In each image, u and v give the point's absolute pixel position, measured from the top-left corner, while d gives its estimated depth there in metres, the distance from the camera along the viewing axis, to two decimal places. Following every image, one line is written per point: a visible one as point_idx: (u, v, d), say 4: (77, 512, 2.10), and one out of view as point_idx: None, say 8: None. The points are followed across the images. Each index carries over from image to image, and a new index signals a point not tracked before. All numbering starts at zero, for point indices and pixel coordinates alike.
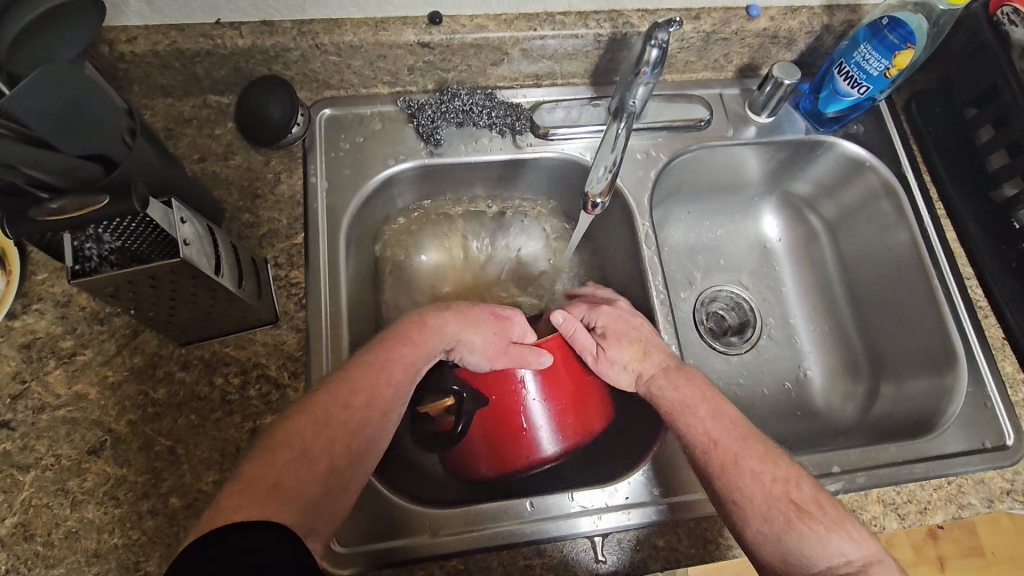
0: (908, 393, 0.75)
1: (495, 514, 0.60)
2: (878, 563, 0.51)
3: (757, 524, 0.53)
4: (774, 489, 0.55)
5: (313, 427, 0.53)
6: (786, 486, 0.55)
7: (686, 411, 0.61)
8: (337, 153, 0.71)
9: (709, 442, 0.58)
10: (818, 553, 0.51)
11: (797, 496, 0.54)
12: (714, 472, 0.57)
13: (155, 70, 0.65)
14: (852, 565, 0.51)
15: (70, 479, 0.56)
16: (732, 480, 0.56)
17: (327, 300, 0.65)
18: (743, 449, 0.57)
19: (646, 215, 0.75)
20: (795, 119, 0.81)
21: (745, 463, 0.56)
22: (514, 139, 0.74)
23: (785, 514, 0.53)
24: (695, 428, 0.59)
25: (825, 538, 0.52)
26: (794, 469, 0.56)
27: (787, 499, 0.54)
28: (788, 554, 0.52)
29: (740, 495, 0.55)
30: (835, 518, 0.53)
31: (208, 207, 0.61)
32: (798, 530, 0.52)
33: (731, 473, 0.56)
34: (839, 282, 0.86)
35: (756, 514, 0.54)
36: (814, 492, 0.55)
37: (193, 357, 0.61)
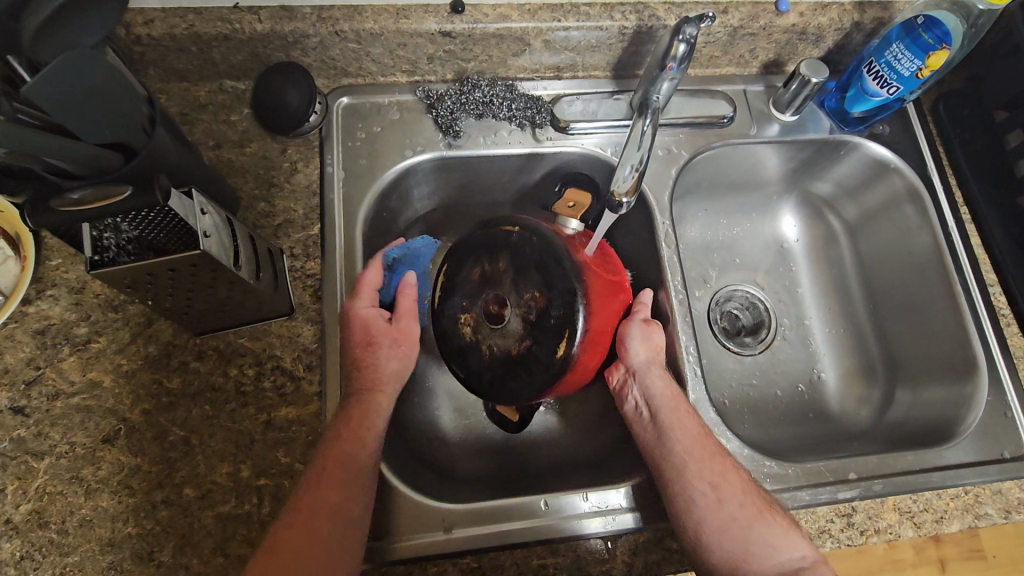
0: (925, 401, 0.74)
1: (507, 512, 0.60)
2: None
3: (732, 508, 0.55)
4: (749, 487, 0.57)
5: (299, 524, 0.51)
6: (755, 485, 0.58)
7: (683, 404, 0.62)
8: (354, 143, 0.70)
9: (702, 431, 0.60)
10: (780, 543, 0.54)
11: (767, 496, 0.58)
12: (699, 454, 0.58)
13: (172, 54, 0.64)
14: (807, 561, 0.54)
15: (84, 467, 0.56)
16: (716, 468, 0.57)
17: (343, 292, 0.64)
18: (721, 448, 0.60)
19: (666, 213, 0.73)
20: (820, 117, 0.80)
21: (727, 458, 0.59)
22: (534, 133, 0.73)
23: (755, 504, 0.56)
24: (689, 416, 0.61)
25: (786, 531, 0.55)
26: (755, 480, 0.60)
27: (758, 494, 0.57)
28: (752, 540, 0.54)
29: (720, 481, 0.57)
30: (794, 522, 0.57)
31: (224, 195, 0.61)
32: (767, 520, 0.55)
33: (717, 460, 0.58)
34: (857, 283, 0.85)
35: (732, 501, 0.56)
36: (773, 496, 0.58)
37: (208, 347, 0.61)
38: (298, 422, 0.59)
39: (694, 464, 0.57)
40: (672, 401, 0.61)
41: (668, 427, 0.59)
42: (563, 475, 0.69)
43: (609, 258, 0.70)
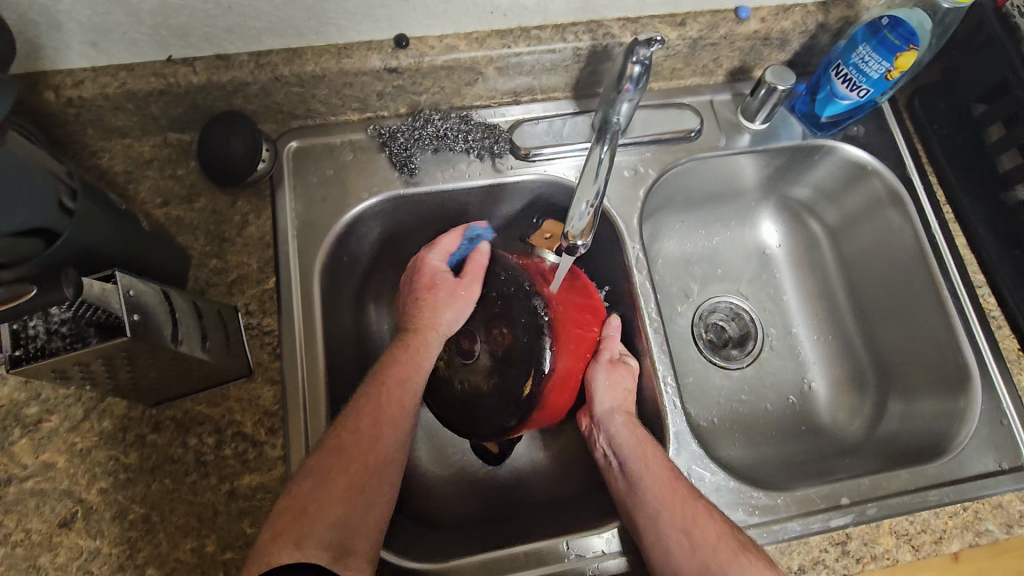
0: (919, 412, 0.72)
1: (487, 568, 0.58)
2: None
3: (705, 554, 0.52)
4: (723, 527, 0.54)
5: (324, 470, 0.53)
6: (730, 526, 0.55)
7: (653, 446, 0.60)
8: (307, 188, 0.68)
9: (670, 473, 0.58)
10: None
11: (744, 538, 0.54)
12: (669, 497, 0.55)
13: (108, 112, 0.61)
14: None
15: (42, 555, 0.54)
16: (685, 512, 0.55)
17: (303, 347, 0.62)
18: (695, 489, 0.57)
19: (637, 237, 0.71)
20: (791, 123, 0.77)
21: (699, 498, 0.56)
22: (494, 163, 0.70)
23: (730, 547, 0.53)
24: (655, 459, 0.58)
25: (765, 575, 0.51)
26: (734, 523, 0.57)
27: (732, 536, 0.54)
28: None
29: (691, 525, 0.54)
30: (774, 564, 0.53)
31: (169, 258, 0.58)
32: (744, 563, 0.52)
33: (687, 503, 0.55)
34: (842, 287, 0.82)
35: (705, 546, 0.53)
36: (753, 540, 0.55)
37: (165, 418, 0.58)
38: (262, 489, 0.57)
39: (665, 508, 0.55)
40: (639, 445, 0.59)
41: (633, 473, 0.58)
42: (547, 515, 0.67)
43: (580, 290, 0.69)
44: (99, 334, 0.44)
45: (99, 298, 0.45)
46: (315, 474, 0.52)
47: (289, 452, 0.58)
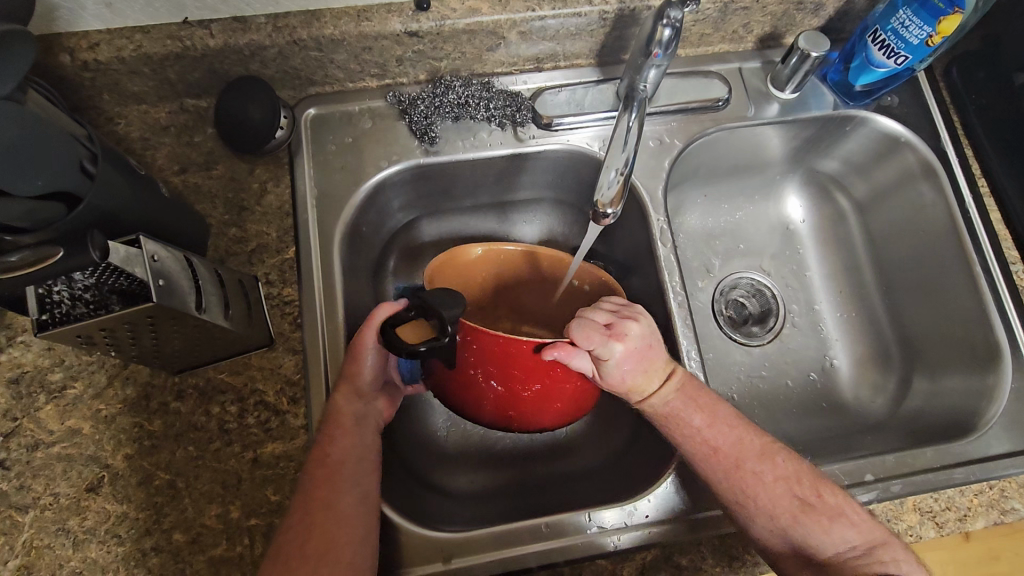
0: (945, 391, 0.70)
1: (507, 538, 0.58)
2: (881, 546, 0.54)
3: (769, 522, 0.55)
4: (777, 487, 0.56)
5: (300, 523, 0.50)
6: (788, 483, 0.56)
7: (687, 417, 0.58)
8: (325, 156, 0.67)
9: (711, 449, 0.57)
10: (824, 539, 0.54)
11: (801, 491, 0.56)
12: (718, 476, 0.56)
13: (124, 77, 0.60)
14: (857, 550, 0.54)
15: (70, 519, 0.54)
16: (738, 487, 0.56)
17: (324, 317, 0.62)
18: (741, 453, 0.57)
19: (661, 209, 0.69)
20: (822, 92, 0.74)
21: (746, 466, 0.56)
22: (515, 132, 0.69)
23: (791, 509, 0.55)
24: (693, 439, 0.58)
25: (828, 527, 0.54)
26: (792, 465, 0.57)
27: (791, 496, 0.56)
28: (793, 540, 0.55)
29: (748, 499, 0.56)
30: (836, 508, 0.55)
31: (188, 226, 0.57)
32: (806, 523, 0.55)
33: (737, 477, 0.56)
34: (868, 262, 0.80)
35: (766, 515, 0.55)
36: (816, 485, 0.56)
37: (188, 386, 0.58)
38: (285, 458, 0.57)
39: (719, 484, 0.56)
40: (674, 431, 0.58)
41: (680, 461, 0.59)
42: (568, 486, 0.67)
43: (481, 364, 0.53)
44: (120, 302, 0.44)
45: (122, 262, 0.44)
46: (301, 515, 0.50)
47: (311, 422, 0.58)
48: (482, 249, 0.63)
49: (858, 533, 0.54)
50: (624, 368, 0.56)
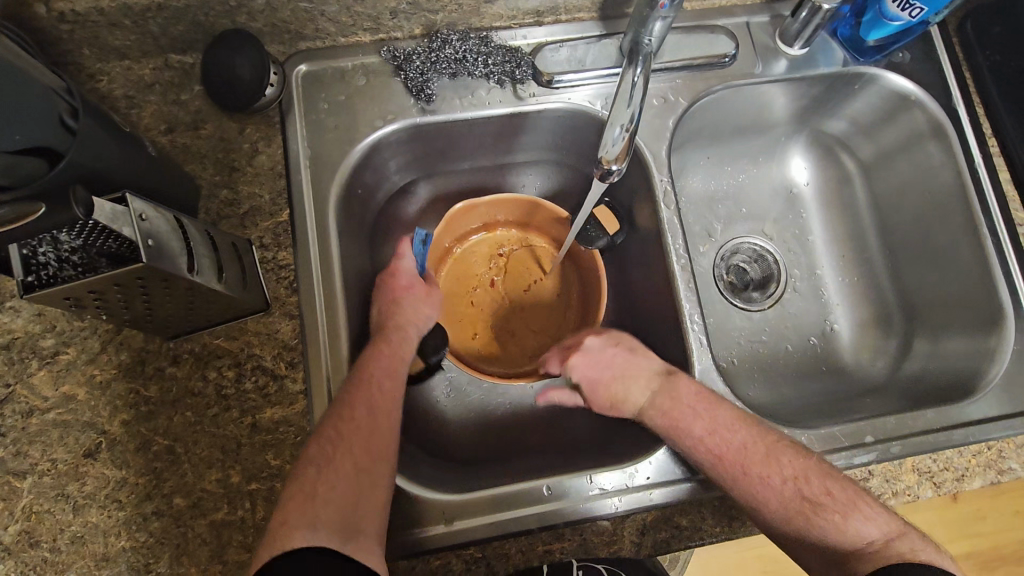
0: (944, 353, 0.70)
1: (509, 502, 0.58)
2: (898, 537, 0.52)
3: (781, 521, 0.55)
4: (785, 490, 0.55)
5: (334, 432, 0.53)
6: (796, 484, 0.55)
7: (688, 426, 0.58)
8: (318, 116, 0.64)
9: (715, 458, 0.57)
10: (834, 537, 0.53)
11: (809, 492, 0.54)
12: (727, 482, 0.56)
13: (104, 30, 0.57)
14: (873, 545, 0.52)
15: (69, 484, 0.54)
16: (746, 489, 0.55)
17: (321, 282, 0.60)
18: (745, 457, 0.56)
19: (665, 169, 0.67)
20: (831, 48, 0.72)
21: (753, 470, 0.55)
22: (515, 90, 0.66)
23: (798, 509, 0.54)
24: (697, 449, 0.57)
25: (841, 525, 0.53)
26: (799, 464, 0.56)
27: (797, 496, 0.54)
28: (807, 536, 0.54)
29: (756, 500, 0.55)
30: (848, 501, 0.54)
31: (178, 188, 0.56)
32: (817, 522, 0.54)
33: (743, 483, 0.56)
34: (871, 226, 0.79)
35: (776, 516, 0.55)
36: (824, 482, 0.55)
37: (183, 351, 0.57)
38: (285, 423, 0.57)
39: (729, 484, 0.56)
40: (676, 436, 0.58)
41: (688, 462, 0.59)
42: (568, 450, 0.67)
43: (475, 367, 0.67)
44: (111, 265, 0.42)
45: (109, 221, 0.42)
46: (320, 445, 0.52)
47: (310, 387, 0.58)
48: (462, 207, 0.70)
49: (872, 527, 0.52)
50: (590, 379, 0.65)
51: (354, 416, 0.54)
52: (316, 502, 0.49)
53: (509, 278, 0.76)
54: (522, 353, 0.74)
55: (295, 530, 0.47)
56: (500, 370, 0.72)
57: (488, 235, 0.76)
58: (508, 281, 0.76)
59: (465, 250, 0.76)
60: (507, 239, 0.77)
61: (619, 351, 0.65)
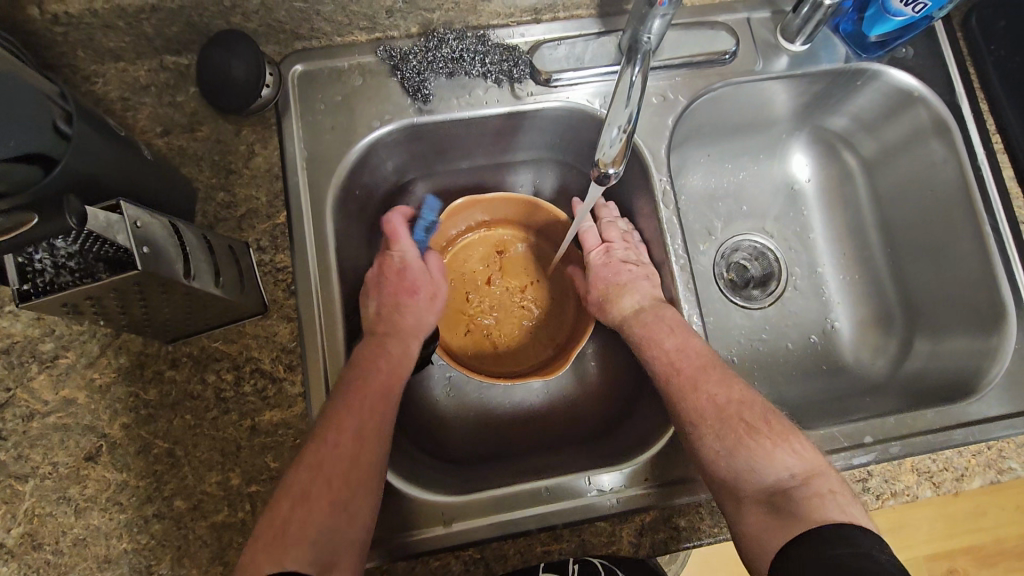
0: (945, 352, 0.70)
1: (506, 503, 0.58)
2: (818, 476, 0.51)
3: (711, 440, 0.54)
4: (728, 410, 0.55)
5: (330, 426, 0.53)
6: (739, 407, 0.55)
7: (657, 339, 0.60)
8: (314, 116, 0.64)
9: (672, 368, 0.58)
10: (761, 462, 0.52)
11: (748, 416, 0.55)
12: (673, 395, 0.57)
13: (98, 32, 0.57)
14: (795, 479, 0.51)
15: (70, 487, 0.54)
16: (691, 404, 0.56)
17: (318, 284, 0.60)
18: (701, 374, 0.57)
19: (664, 168, 0.67)
20: (834, 43, 0.71)
21: (703, 387, 0.56)
22: (512, 88, 0.65)
23: (736, 432, 0.54)
24: (658, 358, 0.59)
25: (771, 454, 0.52)
26: (749, 394, 0.57)
27: (738, 418, 0.55)
28: (737, 461, 0.53)
29: (699, 418, 0.55)
30: (780, 433, 0.54)
31: (174, 192, 0.55)
32: (748, 447, 0.53)
33: (689, 396, 0.56)
34: (873, 223, 0.78)
35: (710, 430, 0.54)
36: (766, 414, 0.55)
37: (182, 354, 0.57)
38: (284, 425, 0.57)
39: (678, 408, 0.57)
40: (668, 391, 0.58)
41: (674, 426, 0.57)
42: (567, 449, 0.67)
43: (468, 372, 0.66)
44: (109, 270, 0.43)
45: (103, 229, 0.42)
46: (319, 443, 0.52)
47: (308, 389, 0.58)
48: (463, 203, 0.69)
49: (795, 458, 0.52)
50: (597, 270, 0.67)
51: (341, 441, 0.52)
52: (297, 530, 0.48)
53: (505, 278, 0.75)
54: (513, 354, 0.73)
55: (291, 528, 0.48)
56: (491, 370, 0.72)
57: (487, 232, 0.76)
58: (504, 281, 0.75)
59: (463, 245, 0.75)
60: (504, 238, 0.76)
61: (626, 252, 0.67)
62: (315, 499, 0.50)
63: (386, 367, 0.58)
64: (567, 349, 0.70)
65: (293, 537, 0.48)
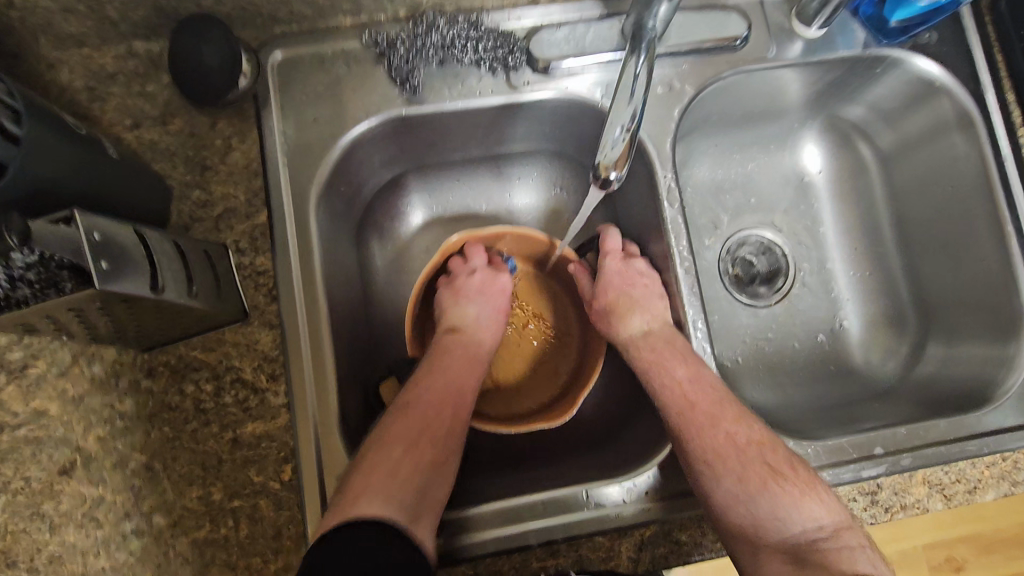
0: (959, 358, 0.67)
1: (502, 518, 0.55)
2: (847, 528, 0.49)
3: (733, 484, 0.51)
4: (748, 451, 0.53)
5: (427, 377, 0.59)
6: (761, 450, 0.53)
7: (670, 368, 0.57)
8: (295, 108, 0.60)
9: (688, 403, 0.55)
10: (789, 512, 0.49)
11: (771, 458, 0.52)
12: (691, 430, 0.54)
13: (57, 16, 0.52)
14: (823, 531, 0.49)
15: None
16: (709, 442, 0.53)
17: (301, 288, 0.57)
18: (719, 411, 0.55)
19: (668, 164, 0.62)
20: (852, 29, 0.66)
21: (722, 424, 0.54)
22: (508, 78, 0.61)
23: (759, 476, 0.51)
24: (672, 390, 0.56)
25: (797, 501, 0.50)
26: (767, 434, 0.55)
27: (760, 460, 0.52)
28: (760, 507, 0.50)
29: (718, 458, 0.52)
30: (807, 480, 0.51)
31: (144, 192, 0.52)
32: (774, 491, 0.50)
33: (708, 433, 0.54)
34: (888, 218, 0.75)
35: (731, 474, 0.52)
36: (789, 458, 0.53)
37: (159, 363, 0.55)
38: (266, 438, 0.54)
39: (688, 442, 0.54)
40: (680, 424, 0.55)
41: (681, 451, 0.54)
42: (565, 460, 0.65)
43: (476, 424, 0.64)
44: (73, 279, 0.39)
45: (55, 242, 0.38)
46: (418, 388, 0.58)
47: (292, 400, 0.55)
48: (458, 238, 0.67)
49: (825, 510, 0.50)
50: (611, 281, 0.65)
51: (439, 413, 0.56)
52: (390, 483, 0.49)
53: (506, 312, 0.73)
54: (511, 393, 0.72)
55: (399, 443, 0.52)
56: (495, 412, 0.70)
57: None
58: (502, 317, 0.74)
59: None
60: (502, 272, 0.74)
61: (643, 266, 0.65)
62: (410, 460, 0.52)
63: (468, 366, 0.62)
64: (569, 392, 0.68)
65: (386, 488, 0.49)
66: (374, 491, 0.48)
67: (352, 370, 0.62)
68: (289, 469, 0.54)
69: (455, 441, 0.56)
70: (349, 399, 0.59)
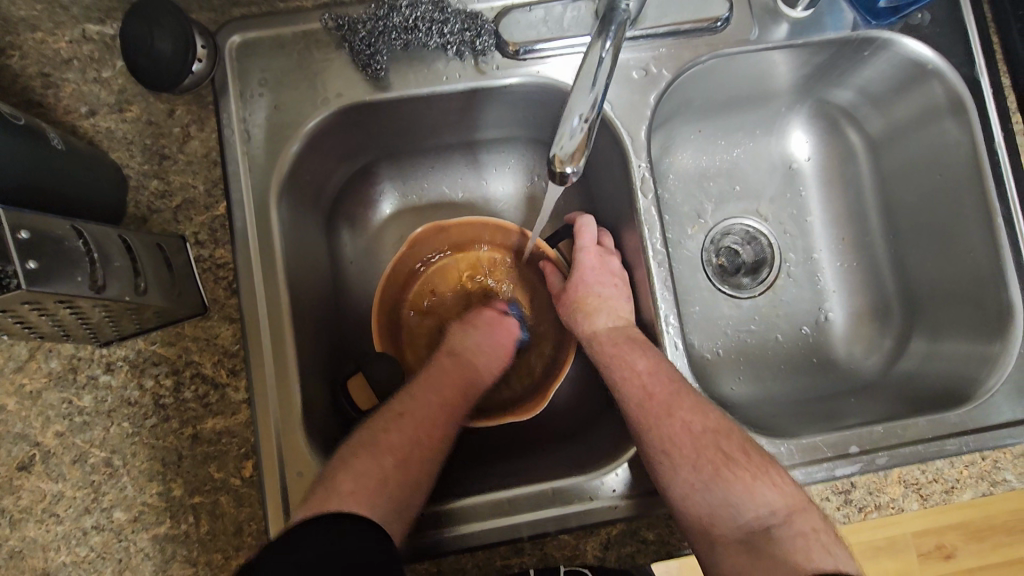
0: (942, 354, 0.65)
1: (467, 513, 0.55)
2: (802, 513, 0.49)
3: (687, 474, 0.51)
4: (703, 440, 0.53)
5: (425, 379, 0.59)
6: (715, 437, 0.53)
7: (629, 360, 0.57)
8: (254, 94, 0.57)
9: (644, 394, 0.55)
10: (744, 502, 0.49)
11: (725, 445, 0.52)
12: (647, 422, 0.54)
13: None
14: (776, 516, 0.48)
15: (4, 498, 0.52)
16: (662, 433, 0.53)
17: (262, 283, 0.56)
18: (674, 399, 0.54)
19: (642, 153, 0.60)
20: (840, 9, 0.62)
21: (677, 413, 0.53)
22: (476, 62, 0.59)
23: (712, 463, 0.51)
24: (630, 382, 0.56)
25: (750, 487, 0.50)
26: (722, 420, 0.54)
27: (714, 447, 0.52)
28: (714, 503, 0.50)
29: (671, 447, 0.52)
30: (760, 465, 0.51)
31: (95, 183, 0.50)
32: (727, 480, 0.50)
33: (662, 424, 0.53)
34: (875, 208, 0.72)
35: (685, 465, 0.52)
36: (743, 444, 0.53)
37: (118, 358, 0.53)
38: (227, 434, 0.54)
39: (644, 433, 0.54)
40: (635, 417, 0.55)
41: (639, 443, 0.54)
42: (538, 454, 0.64)
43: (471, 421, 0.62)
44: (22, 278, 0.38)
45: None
46: (418, 386, 0.57)
47: (253, 397, 0.54)
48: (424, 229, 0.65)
49: (779, 496, 0.49)
50: (584, 277, 0.63)
51: (431, 428, 0.54)
52: (369, 485, 0.49)
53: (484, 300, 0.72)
54: None
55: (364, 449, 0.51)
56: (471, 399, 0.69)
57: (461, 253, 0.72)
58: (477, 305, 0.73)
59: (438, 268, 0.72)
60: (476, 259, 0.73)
61: (618, 265, 0.64)
62: (382, 464, 0.51)
63: (468, 371, 0.61)
64: (542, 385, 0.67)
65: (362, 489, 0.48)
66: (354, 491, 0.48)
67: (320, 365, 0.61)
68: (250, 466, 0.54)
69: (441, 442, 0.55)
70: (314, 394, 0.58)
